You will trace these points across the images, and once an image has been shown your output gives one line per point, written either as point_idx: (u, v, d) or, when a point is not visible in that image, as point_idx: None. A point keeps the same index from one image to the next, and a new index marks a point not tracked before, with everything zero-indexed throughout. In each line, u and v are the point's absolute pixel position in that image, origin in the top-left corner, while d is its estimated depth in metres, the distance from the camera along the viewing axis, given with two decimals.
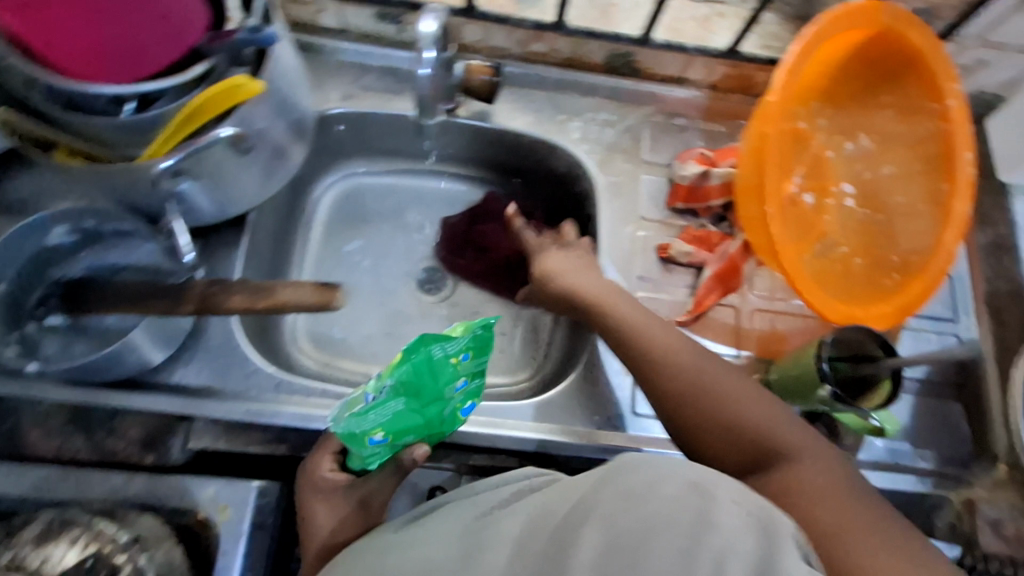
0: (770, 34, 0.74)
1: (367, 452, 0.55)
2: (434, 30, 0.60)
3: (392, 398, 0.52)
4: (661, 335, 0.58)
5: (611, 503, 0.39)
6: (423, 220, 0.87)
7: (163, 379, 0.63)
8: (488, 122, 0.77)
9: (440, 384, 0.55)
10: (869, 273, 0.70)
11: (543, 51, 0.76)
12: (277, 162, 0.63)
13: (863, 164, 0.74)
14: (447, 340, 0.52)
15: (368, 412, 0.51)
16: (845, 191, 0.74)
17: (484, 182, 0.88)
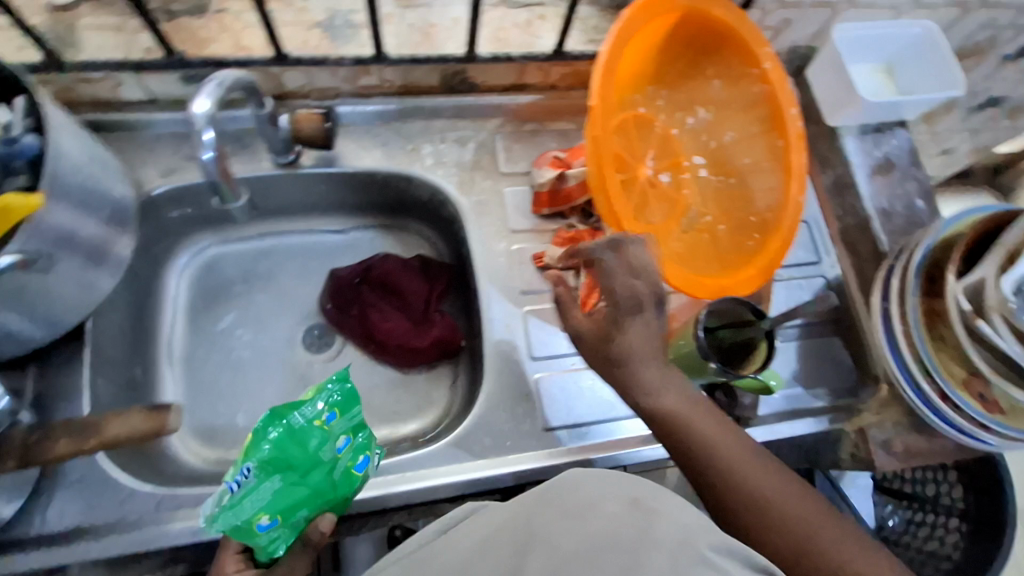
0: (593, 28, 0.75)
1: (263, 541, 0.52)
2: (208, 108, 0.50)
3: (262, 480, 0.51)
4: (735, 449, 0.50)
5: (551, 524, 0.35)
6: (296, 279, 0.83)
7: (27, 529, 0.56)
8: (335, 166, 0.74)
9: (310, 451, 0.54)
10: (733, 239, 0.73)
11: (374, 84, 0.73)
12: (98, 262, 0.57)
13: (706, 134, 0.76)
14: (301, 406, 0.54)
15: (241, 501, 0.50)
16: (697, 162, 0.76)
17: (352, 225, 0.84)
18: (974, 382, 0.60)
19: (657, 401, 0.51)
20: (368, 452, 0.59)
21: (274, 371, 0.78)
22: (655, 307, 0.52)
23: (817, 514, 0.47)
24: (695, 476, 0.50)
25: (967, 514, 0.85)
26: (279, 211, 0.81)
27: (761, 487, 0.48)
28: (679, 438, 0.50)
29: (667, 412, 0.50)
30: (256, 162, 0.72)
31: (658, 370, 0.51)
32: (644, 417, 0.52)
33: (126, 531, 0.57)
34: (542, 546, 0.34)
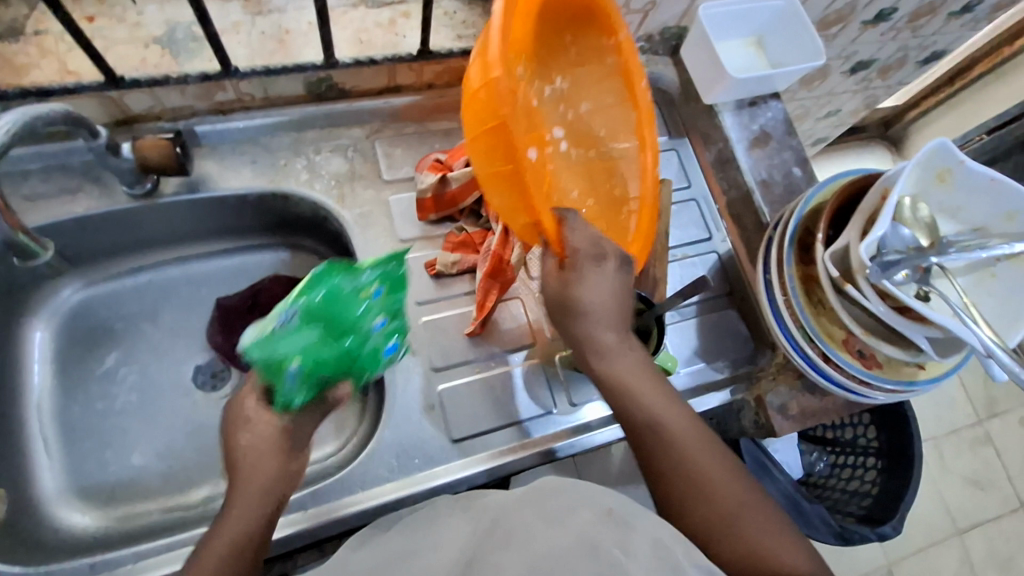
0: (460, 23, 0.74)
1: (287, 386, 0.49)
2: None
3: (303, 326, 0.51)
4: (678, 423, 0.50)
5: (529, 527, 0.39)
6: (176, 315, 0.77)
7: None
8: (200, 191, 0.69)
9: (352, 313, 0.52)
10: (607, 211, 0.65)
11: (233, 99, 0.68)
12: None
13: (563, 105, 0.66)
14: (351, 272, 0.54)
15: (277, 337, 0.50)
16: (558, 136, 0.65)
17: (232, 251, 0.79)
18: (853, 339, 0.63)
19: (604, 356, 0.53)
20: (399, 338, 0.55)
21: (163, 417, 0.72)
22: (618, 266, 0.54)
23: (748, 504, 0.47)
24: (633, 433, 0.51)
25: (882, 451, 0.90)
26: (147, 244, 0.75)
27: (698, 461, 0.48)
28: (619, 394, 0.51)
29: (612, 371, 0.52)
30: (108, 196, 0.66)
31: (610, 331, 0.53)
32: (590, 370, 0.54)
33: None
34: (519, 546, 0.38)
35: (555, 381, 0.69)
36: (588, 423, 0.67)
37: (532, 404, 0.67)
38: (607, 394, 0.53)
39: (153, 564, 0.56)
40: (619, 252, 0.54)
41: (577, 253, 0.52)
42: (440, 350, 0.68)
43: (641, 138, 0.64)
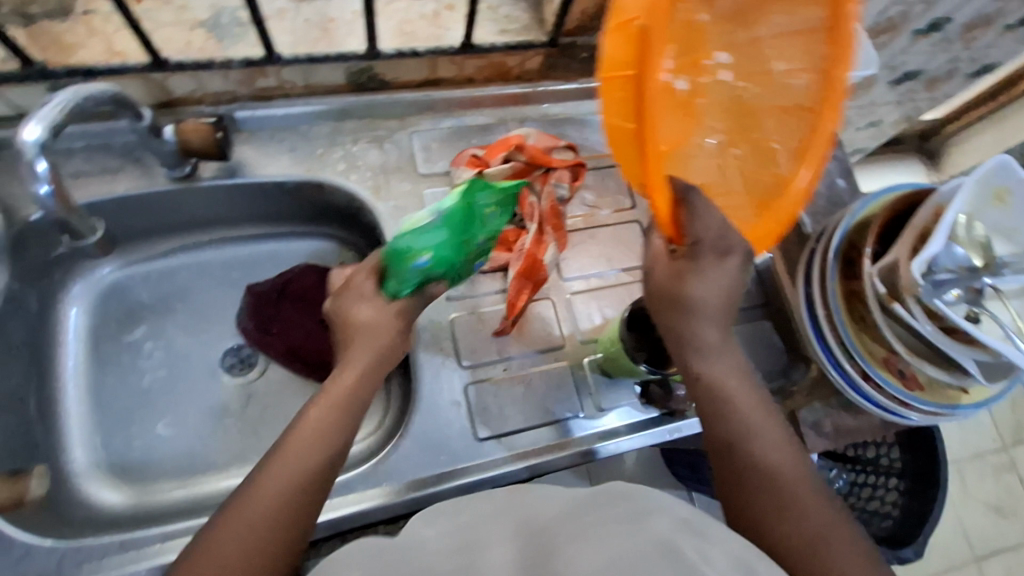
0: (504, 19, 0.73)
1: (411, 274, 0.52)
2: (39, 134, 0.48)
3: (444, 223, 0.52)
4: (769, 437, 0.46)
5: (600, 525, 0.34)
6: (206, 297, 0.77)
7: None
8: (238, 176, 0.69)
9: (477, 227, 0.55)
10: (746, 179, 0.55)
11: (274, 85, 0.68)
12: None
13: (735, 24, 0.54)
14: (490, 190, 0.57)
15: (423, 227, 0.52)
16: (720, 61, 0.54)
17: (265, 237, 0.79)
18: (895, 359, 0.61)
19: (703, 357, 0.48)
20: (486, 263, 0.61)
21: (189, 398, 0.72)
22: (741, 264, 0.48)
23: (836, 524, 0.43)
24: (718, 441, 0.47)
25: (906, 471, 0.87)
26: (182, 228, 0.75)
27: (785, 475, 0.44)
28: (715, 398, 0.47)
29: (710, 372, 0.48)
30: (148, 178, 0.66)
31: (715, 331, 0.48)
32: (683, 370, 0.49)
33: None
34: (591, 543, 0.33)
35: (583, 385, 0.68)
36: (615, 429, 0.67)
37: (558, 407, 0.66)
38: (700, 397, 0.48)
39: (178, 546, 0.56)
40: (745, 247, 0.48)
41: (699, 242, 0.46)
42: (467, 347, 0.67)
43: (826, 106, 0.50)
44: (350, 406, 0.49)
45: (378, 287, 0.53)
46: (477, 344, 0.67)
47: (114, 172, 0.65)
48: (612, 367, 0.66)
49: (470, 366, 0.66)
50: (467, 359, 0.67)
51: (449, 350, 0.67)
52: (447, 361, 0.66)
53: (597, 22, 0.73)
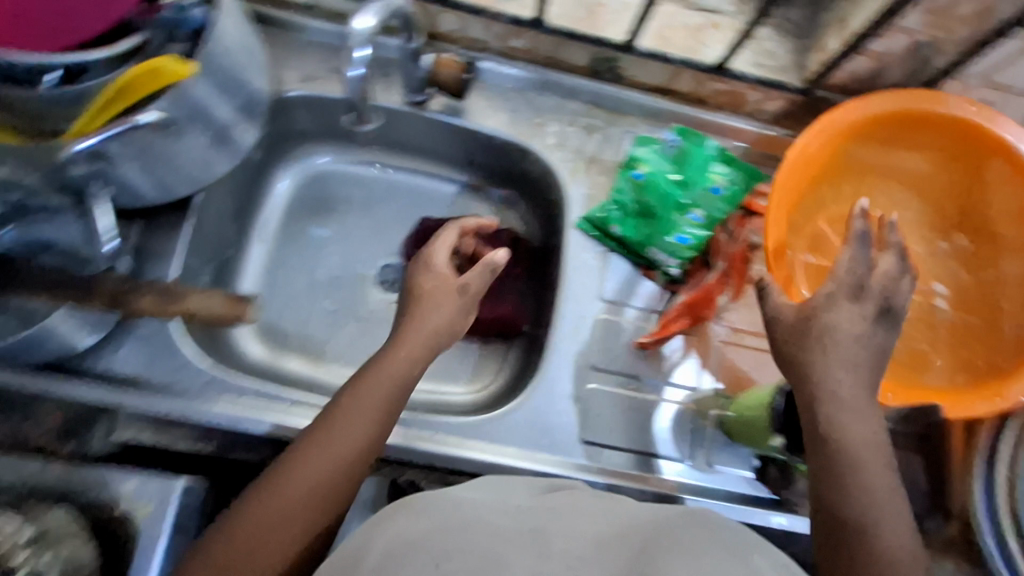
0: (764, 51, 0.70)
1: (623, 181, 0.68)
2: (369, 26, 0.55)
3: (670, 161, 0.68)
4: (893, 528, 0.44)
5: (696, 544, 0.35)
6: (385, 212, 0.83)
7: (98, 356, 0.62)
8: (460, 117, 0.73)
9: (690, 181, 0.67)
10: (911, 358, 0.64)
11: (523, 48, 0.71)
12: (222, 141, 0.63)
13: (962, 266, 0.67)
14: (726, 164, 0.67)
15: (655, 148, 0.69)
16: (938, 290, 0.67)
17: (456, 180, 0.84)
18: None
19: (839, 417, 0.46)
20: (692, 240, 0.66)
21: (341, 294, 0.79)
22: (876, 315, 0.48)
23: None
24: (833, 510, 0.45)
25: None
26: (393, 146, 0.82)
27: (896, 560, 0.42)
28: (842, 460, 0.45)
29: (844, 434, 0.46)
30: (387, 93, 0.73)
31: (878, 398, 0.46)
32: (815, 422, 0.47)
33: (173, 393, 0.62)
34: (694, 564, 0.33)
35: (702, 436, 0.65)
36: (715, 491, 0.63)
37: (666, 446, 0.64)
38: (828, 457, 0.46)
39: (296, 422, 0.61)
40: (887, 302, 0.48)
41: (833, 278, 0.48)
42: (604, 351, 0.67)
43: None
44: (419, 361, 0.54)
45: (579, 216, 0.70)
46: (614, 355, 0.67)
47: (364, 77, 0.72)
48: (739, 432, 0.62)
49: (596, 372, 0.66)
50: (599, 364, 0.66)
51: (586, 351, 0.66)
52: (581, 358, 0.66)
53: (862, 87, 0.68)
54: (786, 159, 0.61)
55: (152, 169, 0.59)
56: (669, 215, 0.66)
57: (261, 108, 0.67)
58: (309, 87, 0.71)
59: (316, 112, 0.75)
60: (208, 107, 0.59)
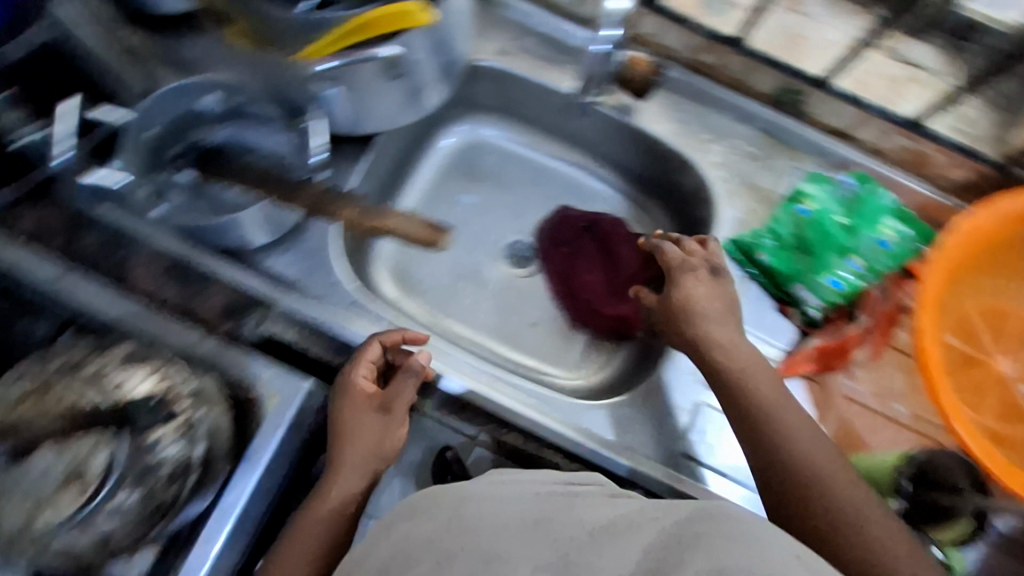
0: (967, 117, 0.67)
1: (785, 212, 0.68)
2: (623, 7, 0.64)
3: (840, 204, 0.67)
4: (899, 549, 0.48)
5: (715, 540, 0.37)
6: (530, 194, 0.87)
7: (268, 252, 0.69)
8: (631, 117, 0.75)
9: (857, 228, 0.66)
10: None
11: (712, 64, 0.73)
12: (419, 92, 0.68)
13: None
14: (901, 221, 0.66)
15: (827, 187, 0.68)
16: None
17: (604, 178, 0.86)
18: None
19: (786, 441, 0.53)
20: (844, 287, 0.65)
21: (473, 257, 0.83)
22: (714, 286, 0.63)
23: None
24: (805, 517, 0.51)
25: None
26: (555, 133, 0.85)
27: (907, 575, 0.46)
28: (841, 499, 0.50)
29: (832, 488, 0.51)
30: (566, 79, 0.76)
31: None
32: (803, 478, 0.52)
33: (321, 305, 0.67)
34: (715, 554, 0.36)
35: None
36: None
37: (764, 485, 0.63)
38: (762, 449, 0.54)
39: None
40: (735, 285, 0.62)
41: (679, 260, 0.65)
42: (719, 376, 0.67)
43: None
44: (375, 455, 0.61)
45: (727, 236, 0.70)
46: None
47: (551, 61, 0.76)
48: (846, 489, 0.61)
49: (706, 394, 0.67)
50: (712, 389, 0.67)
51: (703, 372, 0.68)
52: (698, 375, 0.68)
53: None
54: (958, 227, 0.59)
55: (357, 102, 0.65)
56: (828, 256, 0.65)
57: (456, 69, 0.72)
58: (501, 60, 0.76)
59: (496, 85, 0.79)
60: (420, 59, 0.64)
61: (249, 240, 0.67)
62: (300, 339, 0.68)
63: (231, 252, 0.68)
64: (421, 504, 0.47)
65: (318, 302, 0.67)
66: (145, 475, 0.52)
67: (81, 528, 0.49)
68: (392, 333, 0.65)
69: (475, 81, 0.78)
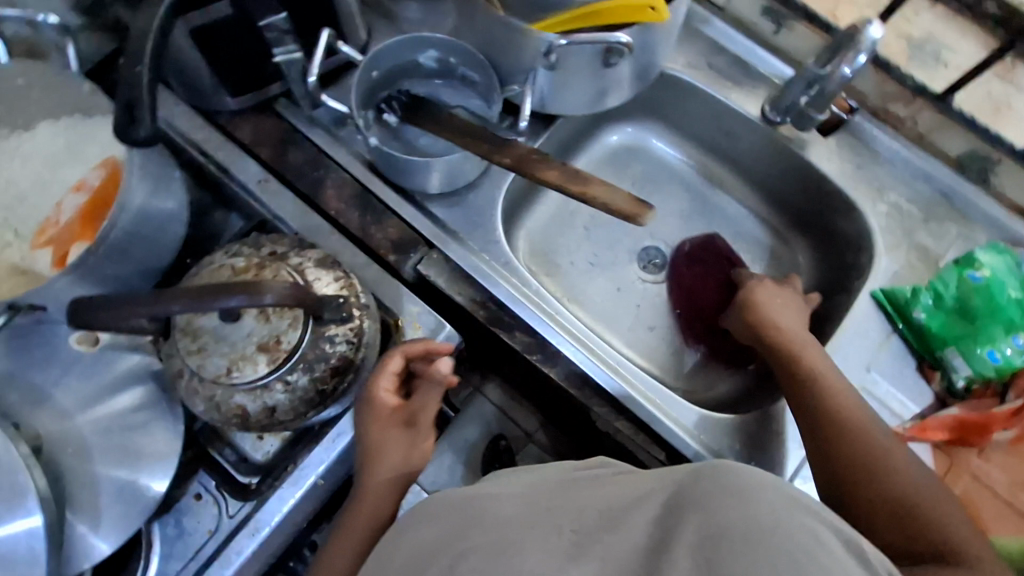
0: None
1: (954, 273, 0.68)
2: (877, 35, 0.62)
3: (1013, 278, 0.66)
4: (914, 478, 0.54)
5: (709, 500, 0.36)
6: (677, 205, 0.88)
7: (438, 202, 0.75)
8: (804, 150, 0.76)
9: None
10: None
11: (903, 116, 0.75)
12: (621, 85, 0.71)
13: None
14: None
15: (1004, 258, 0.67)
16: None
17: (754, 208, 0.86)
18: None
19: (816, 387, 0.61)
20: (1000, 360, 0.64)
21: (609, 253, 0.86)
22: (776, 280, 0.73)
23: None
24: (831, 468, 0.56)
25: None
26: (716, 153, 0.86)
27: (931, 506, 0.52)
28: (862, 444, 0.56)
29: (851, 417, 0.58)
30: (749, 101, 0.78)
31: None
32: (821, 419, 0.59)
33: (473, 259, 0.73)
34: (710, 516, 0.35)
35: None
36: None
37: None
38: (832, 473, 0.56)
39: (559, 334, 0.71)
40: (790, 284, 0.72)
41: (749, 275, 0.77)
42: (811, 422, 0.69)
43: None
44: (396, 474, 0.61)
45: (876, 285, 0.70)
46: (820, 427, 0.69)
47: (738, 82, 0.78)
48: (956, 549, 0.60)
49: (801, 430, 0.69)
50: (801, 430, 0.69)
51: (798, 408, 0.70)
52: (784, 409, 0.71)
53: None
54: None
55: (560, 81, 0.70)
56: (993, 328, 0.64)
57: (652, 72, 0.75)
58: (690, 71, 0.78)
59: (674, 96, 0.82)
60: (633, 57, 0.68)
61: (426, 186, 0.73)
62: (447, 288, 0.72)
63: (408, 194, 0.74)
64: (434, 503, 0.47)
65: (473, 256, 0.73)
66: (315, 365, 0.57)
67: (258, 393, 0.55)
68: (414, 343, 0.62)
69: (659, 87, 0.82)
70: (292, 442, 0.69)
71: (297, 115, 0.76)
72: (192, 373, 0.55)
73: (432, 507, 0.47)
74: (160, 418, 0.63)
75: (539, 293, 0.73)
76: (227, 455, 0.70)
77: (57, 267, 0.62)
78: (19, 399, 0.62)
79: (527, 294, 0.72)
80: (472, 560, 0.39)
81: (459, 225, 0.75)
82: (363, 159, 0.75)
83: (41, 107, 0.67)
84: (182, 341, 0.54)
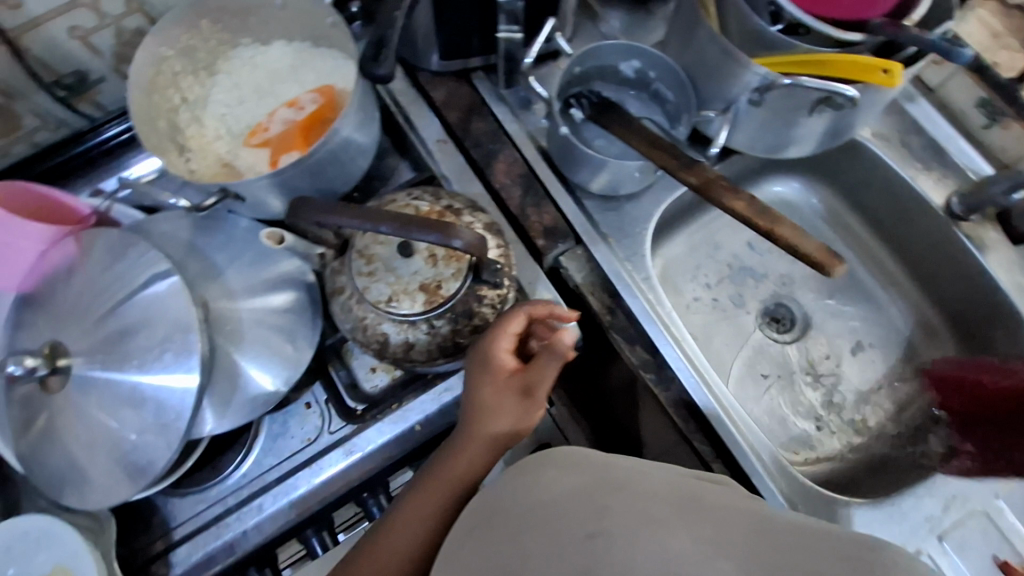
0: None
1: None
2: None
3: None
4: None
5: (880, 562, 0.35)
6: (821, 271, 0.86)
7: (595, 202, 0.78)
8: (982, 255, 0.73)
9: None
10: None
11: None
12: (820, 140, 0.70)
13: None
14: None
15: None
16: None
17: (900, 296, 0.83)
18: None
19: None
20: None
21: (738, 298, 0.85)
22: None
23: None
24: None
25: None
26: (877, 231, 0.84)
27: None
28: None
29: None
30: (937, 189, 0.75)
31: None
32: None
33: (616, 265, 0.74)
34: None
35: None
36: None
37: None
38: None
39: (680, 361, 0.71)
40: None
41: None
42: (909, 528, 0.67)
43: None
44: (496, 442, 0.57)
45: None
46: (917, 538, 0.66)
47: (931, 168, 0.76)
48: None
49: (896, 530, 0.66)
50: (897, 531, 0.66)
51: (898, 508, 0.67)
52: (890, 503, 0.67)
53: None
54: None
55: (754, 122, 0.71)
56: None
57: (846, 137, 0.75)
58: (885, 144, 0.77)
59: (855, 166, 0.81)
60: (847, 120, 0.67)
61: (590, 185, 0.75)
62: (581, 284, 0.74)
63: (571, 188, 0.77)
64: (568, 456, 0.51)
65: (617, 262, 0.75)
66: (459, 317, 0.60)
67: (407, 326, 0.59)
68: (538, 305, 0.59)
69: (842, 151, 0.81)
70: (400, 384, 0.73)
71: (489, 87, 0.81)
72: (355, 292, 0.59)
73: (570, 456, 0.51)
74: (307, 328, 0.69)
75: (672, 319, 0.74)
76: (340, 376, 0.74)
77: (270, 168, 0.69)
78: (195, 271, 0.68)
79: (661, 315, 0.73)
80: (613, 516, 0.41)
81: (608, 229, 0.77)
82: (537, 144, 0.79)
83: (282, 27, 0.74)
84: (356, 262, 0.59)
